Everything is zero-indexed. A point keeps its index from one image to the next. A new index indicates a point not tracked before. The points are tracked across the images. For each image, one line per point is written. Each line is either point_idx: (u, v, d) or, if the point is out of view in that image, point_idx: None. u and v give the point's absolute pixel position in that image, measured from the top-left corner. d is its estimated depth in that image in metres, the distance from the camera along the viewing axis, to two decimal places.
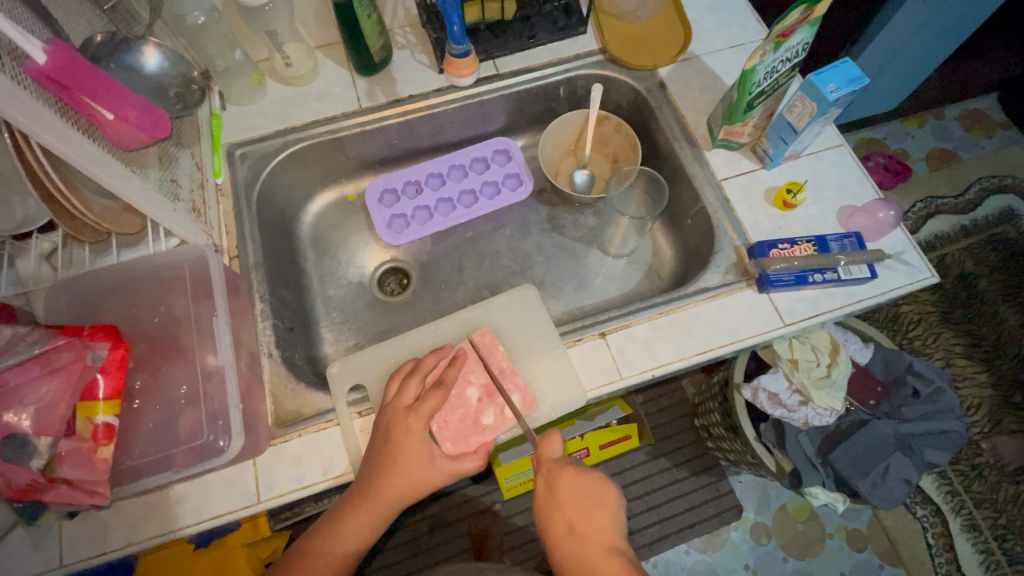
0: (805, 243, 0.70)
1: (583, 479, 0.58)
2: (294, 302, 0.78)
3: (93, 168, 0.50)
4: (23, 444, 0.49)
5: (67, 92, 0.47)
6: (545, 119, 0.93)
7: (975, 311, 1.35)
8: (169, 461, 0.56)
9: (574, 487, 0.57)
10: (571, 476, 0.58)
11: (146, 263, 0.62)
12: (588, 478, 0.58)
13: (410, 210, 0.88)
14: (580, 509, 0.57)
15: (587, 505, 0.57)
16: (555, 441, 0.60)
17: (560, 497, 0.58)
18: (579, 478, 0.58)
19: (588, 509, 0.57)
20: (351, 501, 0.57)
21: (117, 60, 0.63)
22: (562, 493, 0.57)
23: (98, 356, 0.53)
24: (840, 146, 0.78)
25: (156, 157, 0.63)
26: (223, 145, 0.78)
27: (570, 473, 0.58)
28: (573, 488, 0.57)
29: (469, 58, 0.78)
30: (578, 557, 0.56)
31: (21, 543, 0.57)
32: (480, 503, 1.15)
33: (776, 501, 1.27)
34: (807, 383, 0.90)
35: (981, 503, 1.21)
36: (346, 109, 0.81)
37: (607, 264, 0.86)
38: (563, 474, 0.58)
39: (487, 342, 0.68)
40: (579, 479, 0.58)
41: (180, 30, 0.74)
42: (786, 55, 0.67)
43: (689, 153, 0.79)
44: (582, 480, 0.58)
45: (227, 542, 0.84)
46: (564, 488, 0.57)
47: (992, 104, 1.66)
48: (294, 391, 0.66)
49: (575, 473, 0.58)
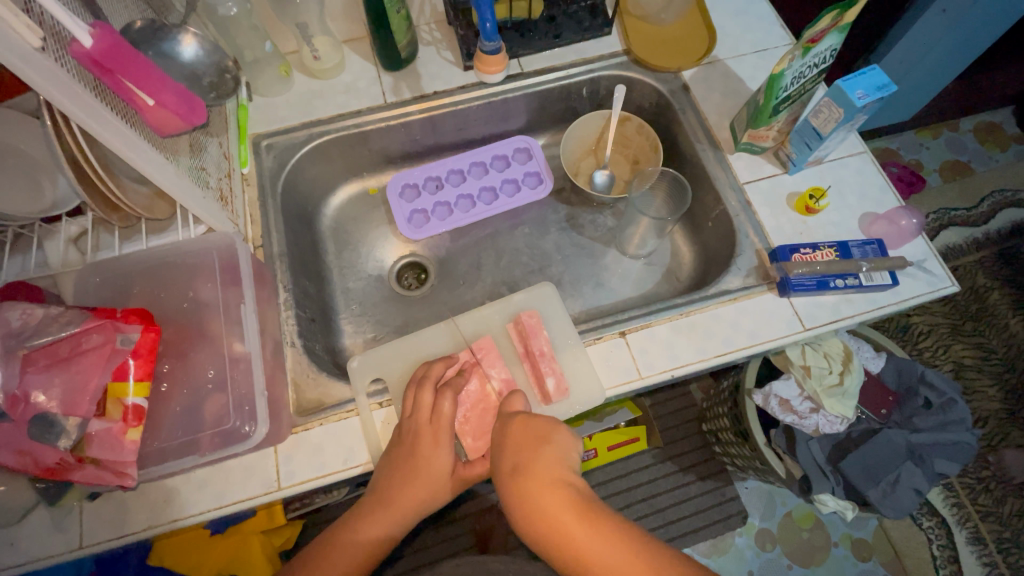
0: (827, 247, 0.70)
1: (534, 423, 0.57)
2: (315, 293, 0.79)
3: (129, 153, 0.51)
4: (52, 424, 0.49)
5: (109, 75, 0.48)
6: (566, 119, 0.93)
7: (985, 324, 1.35)
8: (195, 445, 0.56)
9: (523, 430, 0.56)
10: (520, 422, 0.57)
11: (177, 248, 0.63)
12: (538, 422, 0.57)
13: (431, 206, 0.88)
14: (528, 446, 0.55)
15: (534, 443, 0.55)
16: (520, 399, 0.61)
17: (509, 439, 0.56)
18: (528, 423, 0.57)
19: (536, 446, 0.55)
20: (371, 503, 0.58)
21: (156, 48, 0.64)
22: (510, 434, 0.56)
23: (130, 339, 0.53)
24: (863, 153, 0.79)
25: (187, 144, 0.64)
26: (249, 135, 0.78)
27: (519, 417, 0.58)
28: (521, 429, 0.56)
29: (499, 54, 0.79)
30: (523, 492, 0.51)
31: (42, 523, 0.58)
32: (485, 502, 1.15)
33: (782, 508, 1.27)
34: (819, 391, 0.91)
35: (987, 516, 1.21)
36: (371, 103, 0.82)
37: (625, 265, 0.86)
38: (512, 421, 0.58)
39: (534, 324, 0.69)
40: (529, 423, 0.57)
41: (211, 21, 0.74)
42: (814, 60, 0.67)
43: (711, 156, 0.80)
44: (531, 425, 0.57)
45: (243, 529, 0.83)
46: (513, 430, 0.57)
47: (1007, 118, 1.66)
48: (315, 380, 0.67)
49: (524, 417, 0.58)
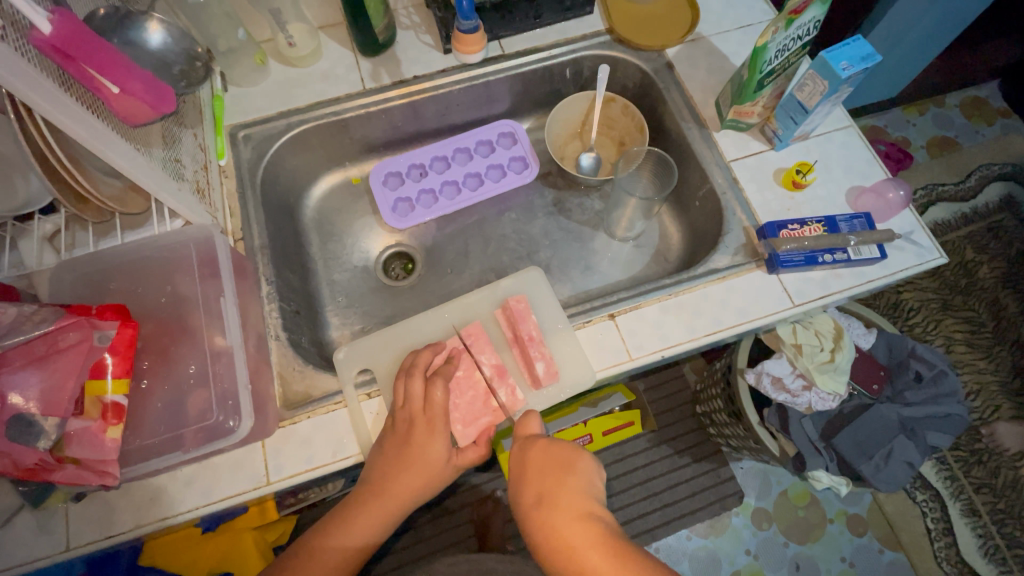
0: (814, 223, 0.70)
1: (555, 448, 0.57)
2: (299, 285, 0.77)
3: (97, 145, 0.49)
4: (30, 424, 0.48)
5: (71, 63, 0.47)
6: (550, 102, 0.92)
7: (974, 297, 1.36)
8: (180, 441, 0.55)
9: (545, 456, 0.56)
10: (541, 447, 0.57)
11: (152, 243, 0.61)
12: (559, 447, 0.57)
13: (415, 194, 0.87)
14: (549, 474, 0.55)
15: (557, 471, 0.55)
16: (535, 420, 0.61)
17: (530, 466, 0.56)
18: (550, 447, 0.57)
19: (559, 475, 0.55)
20: (361, 495, 0.57)
21: (121, 36, 0.63)
22: (532, 461, 0.56)
23: (106, 336, 0.52)
24: (848, 127, 0.78)
25: (160, 135, 0.62)
26: (226, 127, 0.77)
27: (540, 443, 0.58)
28: (543, 456, 0.56)
29: (477, 34, 0.77)
30: (546, 524, 0.51)
31: (27, 525, 0.57)
32: (482, 491, 1.15)
33: (777, 487, 1.27)
34: (811, 368, 0.90)
35: (980, 488, 1.22)
36: (350, 90, 0.80)
37: (613, 248, 0.86)
38: (533, 445, 0.58)
39: (522, 309, 0.68)
40: (550, 448, 0.57)
41: (181, 9, 0.72)
42: (797, 32, 0.65)
43: (697, 135, 0.79)
44: (552, 451, 0.57)
45: (233, 526, 0.81)
46: (535, 456, 0.57)
47: (993, 92, 1.65)
48: (302, 373, 0.66)
49: (545, 441, 0.57)
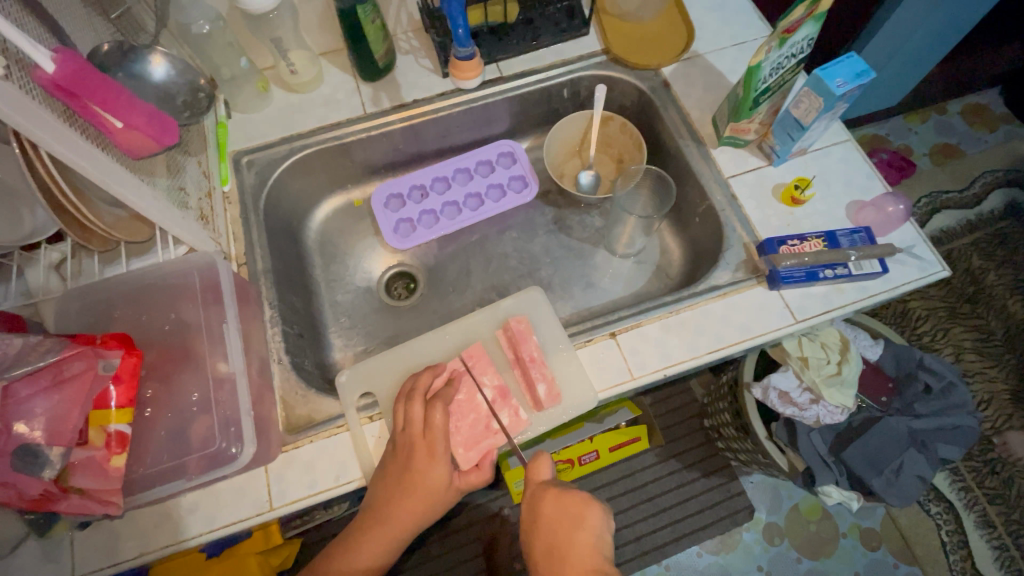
0: (814, 238, 0.70)
1: (567, 500, 0.55)
2: (302, 308, 0.78)
3: (102, 178, 0.50)
4: (35, 454, 0.49)
5: (76, 100, 0.48)
6: (549, 121, 0.93)
7: (982, 305, 1.34)
8: (183, 469, 0.56)
9: (557, 508, 0.55)
10: (553, 498, 0.56)
11: (155, 271, 0.62)
12: (570, 498, 0.56)
13: (417, 214, 0.88)
14: (559, 528, 0.54)
15: (568, 525, 0.54)
16: (545, 465, 0.60)
17: (542, 518, 0.56)
18: (561, 497, 0.56)
19: (569, 530, 0.54)
20: (364, 522, 0.58)
21: (126, 70, 0.65)
22: (544, 513, 0.56)
23: (111, 364, 0.53)
24: (846, 141, 0.78)
25: (165, 165, 0.63)
26: (229, 152, 0.78)
27: (552, 493, 0.56)
28: (555, 509, 0.55)
29: (474, 60, 0.78)
30: None
31: (31, 555, 0.56)
32: (488, 509, 1.14)
33: (788, 501, 1.25)
34: (817, 381, 0.89)
35: (994, 499, 1.19)
36: (351, 115, 0.82)
37: (615, 264, 0.86)
38: (545, 495, 0.57)
39: (523, 329, 0.69)
40: (562, 498, 0.56)
41: (185, 40, 0.74)
42: (792, 50, 0.66)
43: (695, 152, 0.79)
44: (564, 502, 0.56)
45: (238, 551, 0.81)
46: (547, 507, 0.56)
47: (994, 99, 1.66)
48: (305, 397, 0.66)
49: (557, 491, 0.56)
